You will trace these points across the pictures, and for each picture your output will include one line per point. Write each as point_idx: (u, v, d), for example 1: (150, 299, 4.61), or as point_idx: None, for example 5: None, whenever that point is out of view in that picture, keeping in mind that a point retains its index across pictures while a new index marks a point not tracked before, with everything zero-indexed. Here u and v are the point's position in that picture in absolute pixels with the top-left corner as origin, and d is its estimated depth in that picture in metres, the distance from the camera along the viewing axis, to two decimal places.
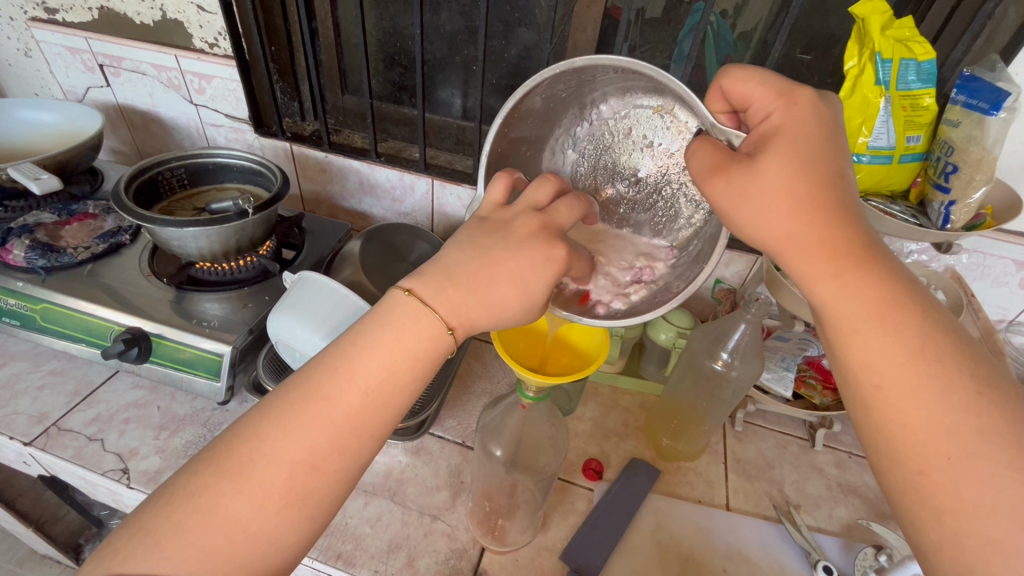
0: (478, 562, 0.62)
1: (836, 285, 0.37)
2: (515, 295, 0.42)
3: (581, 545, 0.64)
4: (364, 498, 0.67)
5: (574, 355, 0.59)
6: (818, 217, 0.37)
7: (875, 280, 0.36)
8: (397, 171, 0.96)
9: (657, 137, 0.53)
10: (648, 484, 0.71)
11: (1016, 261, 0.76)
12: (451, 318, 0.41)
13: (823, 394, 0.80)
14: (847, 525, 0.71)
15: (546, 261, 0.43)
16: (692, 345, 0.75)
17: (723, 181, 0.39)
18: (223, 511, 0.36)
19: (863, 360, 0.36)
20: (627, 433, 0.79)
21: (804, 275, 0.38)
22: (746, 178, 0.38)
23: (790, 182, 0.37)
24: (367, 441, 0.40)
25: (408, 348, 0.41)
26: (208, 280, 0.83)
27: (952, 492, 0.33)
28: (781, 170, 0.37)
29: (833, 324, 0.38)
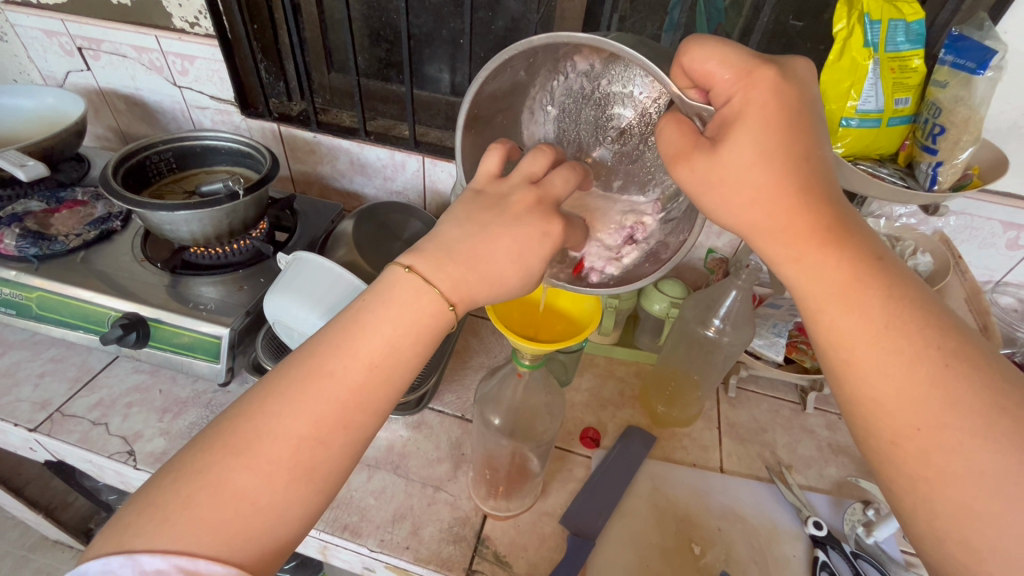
0: (481, 529, 0.64)
1: (800, 267, 0.38)
2: (513, 269, 0.43)
3: (579, 510, 0.66)
4: (367, 472, 0.68)
5: (567, 323, 0.59)
6: (778, 202, 0.38)
7: (840, 259, 0.37)
8: (387, 149, 0.95)
9: (636, 87, 0.52)
10: (644, 450, 0.73)
11: (1003, 222, 0.77)
12: (451, 292, 0.42)
13: (814, 358, 0.81)
14: (837, 483, 0.73)
15: (541, 233, 0.43)
16: (684, 314, 0.76)
17: (688, 170, 0.40)
18: (232, 486, 0.36)
19: (831, 337, 0.38)
20: (623, 402, 0.81)
21: (773, 257, 0.40)
22: (709, 167, 0.39)
23: (751, 171, 0.38)
24: (371, 414, 0.41)
25: (407, 322, 0.41)
26: (203, 264, 0.83)
27: (924, 460, 0.34)
28: (741, 157, 0.38)
29: (808, 304, 0.39)
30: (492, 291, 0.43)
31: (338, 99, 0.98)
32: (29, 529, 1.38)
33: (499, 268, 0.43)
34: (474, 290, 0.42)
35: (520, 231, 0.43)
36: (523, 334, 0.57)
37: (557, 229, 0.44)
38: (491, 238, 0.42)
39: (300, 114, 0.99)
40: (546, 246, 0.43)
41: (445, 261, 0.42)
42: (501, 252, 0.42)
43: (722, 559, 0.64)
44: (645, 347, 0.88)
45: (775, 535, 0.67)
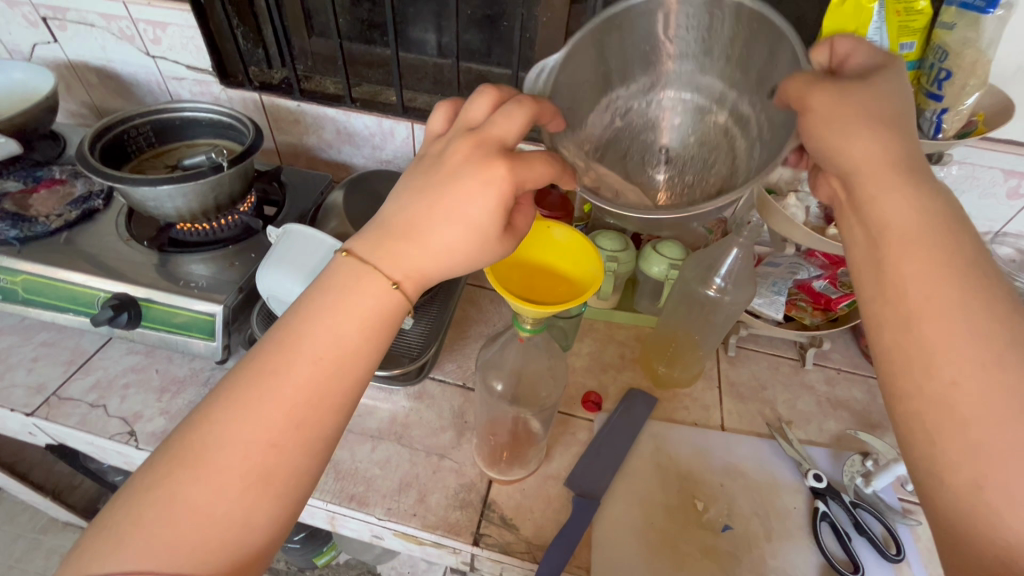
0: (487, 494, 0.65)
1: (898, 201, 0.37)
2: (459, 234, 0.41)
3: (584, 472, 0.67)
4: (371, 443, 0.69)
5: (563, 278, 0.58)
6: (891, 141, 0.39)
7: (935, 204, 0.37)
8: (375, 116, 0.92)
9: (699, 136, 0.53)
10: (646, 412, 0.74)
11: (1004, 170, 0.76)
12: (391, 270, 0.40)
13: (812, 315, 0.82)
14: (837, 436, 0.74)
15: (478, 187, 0.40)
16: (685, 275, 0.75)
17: (821, 89, 0.41)
18: (183, 500, 0.34)
19: (909, 270, 0.36)
20: (624, 365, 0.81)
21: (868, 191, 0.39)
22: (846, 95, 0.40)
23: (879, 108, 0.40)
24: (329, 412, 0.38)
25: (354, 313, 0.39)
26: (191, 241, 0.80)
27: (981, 401, 0.32)
28: (874, 96, 0.40)
29: (888, 243, 0.37)
30: (445, 258, 0.41)
31: (321, 65, 0.94)
32: (39, 512, 1.39)
33: (445, 232, 0.40)
34: (423, 259, 0.41)
35: (461, 190, 0.40)
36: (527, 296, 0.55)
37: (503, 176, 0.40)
38: (432, 199, 0.41)
39: (282, 82, 0.95)
40: (496, 203, 0.40)
41: (385, 236, 0.41)
42: (440, 215, 0.40)
43: (725, 514, 0.65)
44: (645, 310, 0.86)
45: (776, 488, 0.68)
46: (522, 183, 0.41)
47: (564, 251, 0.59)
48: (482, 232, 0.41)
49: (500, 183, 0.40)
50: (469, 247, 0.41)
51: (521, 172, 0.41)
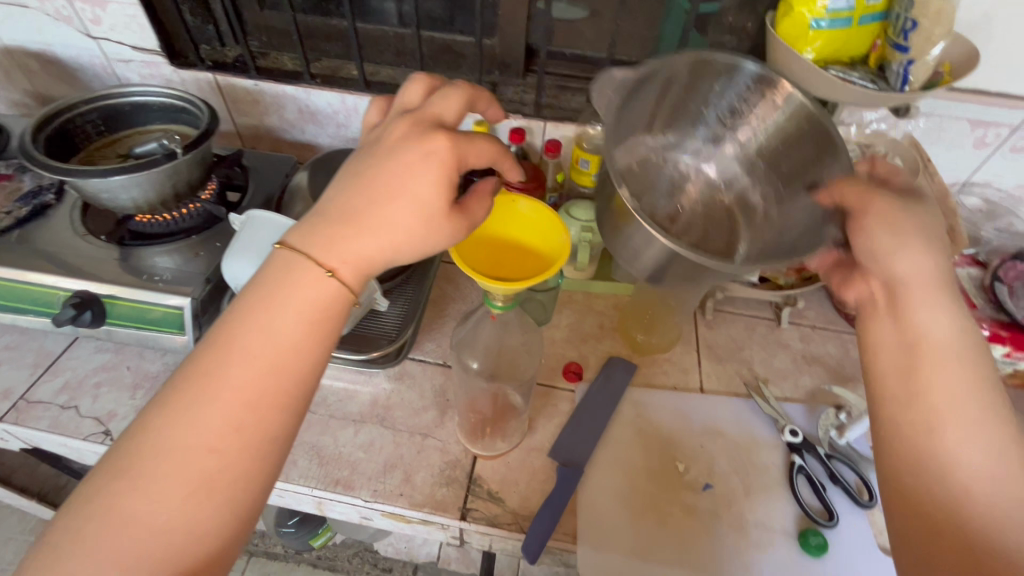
0: (472, 470, 0.65)
1: (933, 320, 0.43)
2: (404, 212, 0.38)
3: (567, 442, 0.68)
4: (354, 427, 0.68)
5: (529, 253, 0.57)
6: (935, 267, 0.45)
7: (962, 328, 0.42)
8: (336, 92, 0.89)
9: (707, 197, 0.72)
10: (626, 378, 0.75)
11: (971, 120, 0.76)
12: (326, 258, 0.38)
13: (787, 275, 0.83)
14: (812, 392, 0.76)
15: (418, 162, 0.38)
16: None
17: (876, 212, 0.49)
18: (121, 513, 0.32)
19: (939, 376, 0.41)
20: (603, 334, 0.81)
21: (906, 305, 0.44)
22: (896, 221, 0.47)
23: (922, 236, 0.46)
24: (272, 410, 0.36)
25: (291, 305, 0.37)
26: (153, 233, 0.77)
27: (985, 502, 0.36)
28: (919, 224, 0.47)
29: (919, 349, 0.42)
30: (390, 243, 0.39)
31: (276, 40, 0.89)
32: (27, 515, 1.38)
33: (388, 213, 0.38)
34: (366, 244, 0.38)
35: (401, 167, 0.38)
36: (491, 274, 0.54)
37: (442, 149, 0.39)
38: (373, 179, 0.39)
39: (237, 60, 0.90)
40: (439, 180, 0.39)
41: (323, 222, 0.39)
42: (381, 195, 0.38)
43: (704, 474, 0.67)
44: (623, 278, 0.87)
45: (755, 446, 0.69)
46: (466, 156, 0.40)
47: (530, 224, 0.58)
48: (428, 212, 0.39)
49: (440, 157, 0.39)
50: (415, 229, 0.39)
51: (464, 148, 0.40)
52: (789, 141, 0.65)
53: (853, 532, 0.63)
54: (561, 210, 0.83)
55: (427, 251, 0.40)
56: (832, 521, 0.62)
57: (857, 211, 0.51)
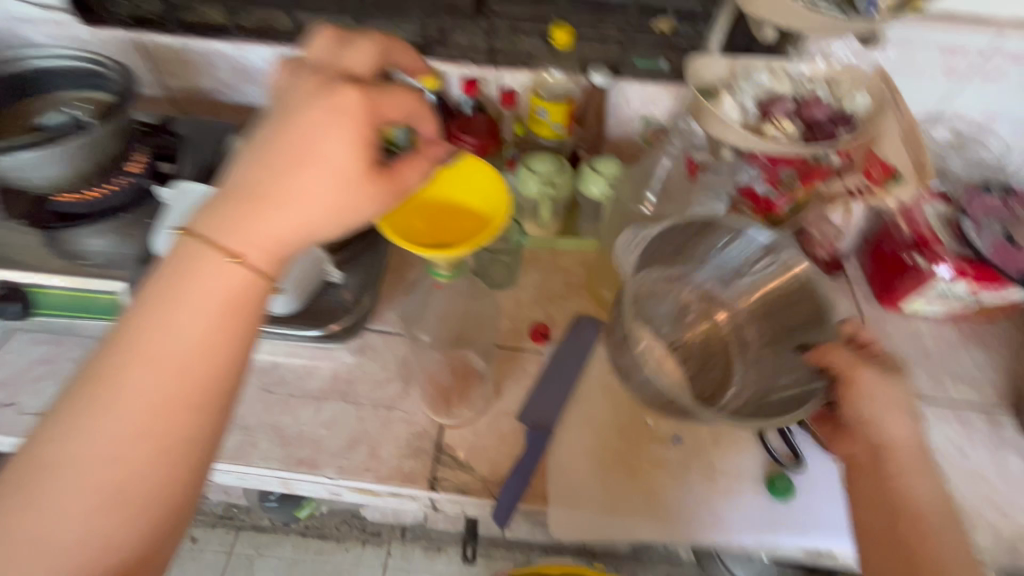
0: (439, 440, 0.64)
1: (912, 478, 0.47)
2: (316, 179, 0.36)
3: (536, 404, 0.67)
4: (315, 405, 0.66)
5: (470, 213, 0.56)
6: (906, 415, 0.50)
7: (928, 481, 0.47)
8: (271, 47, 0.81)
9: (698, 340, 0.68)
10: (595, 335, 0.73)
11: (941, 47, 0.73)
12: (231, 244, 0.36)
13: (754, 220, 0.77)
14: None
15: (329, 120, 0.37)
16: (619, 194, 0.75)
17: (868, 372, 0.52)
18: (22, 531, 0.31)
19: (925, 544, 0.44)
20: (570, 292, 0.79)
21: (890, 469, 0.48)
22: (879, 385, 0.51)
23: (900, 405, 0.51)
24: (183, 412, 0.34)
25: (194, 299, 0.35)
26: (78, 213, 0.68)
27: None
28: (897, 401, 0.51)
29: (900, 534, 0.45)
30: (310, 215, 0.37)
31: None
32: None
33: (305, 182, 0.36)
34: (285, 219, 0.36)
35: (310, 129, 0.37)
36: (428, 239, 0.52)
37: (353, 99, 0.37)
38: (283, 146, 0.37)
39: None
40: (354, 136, 0.37)
41: (230, 202, 0.37)
42: (293, 164, 0.36)
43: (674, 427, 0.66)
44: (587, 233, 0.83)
45: None
46: (379, 108, 0.39)
47: (469, 181, 0.57)
48: (346, 174, 0.37)
49: (350, 112, 0.37)
50: (337, 196, 0.37)
51: (379, 100, 0.39)
52: (784, 301, 0.64)
53: (821, 474, 0.64)
54: (521, 163, 0.77)
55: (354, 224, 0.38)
56: (800, 465, 0.63)
57: (845, 378, 0.52)
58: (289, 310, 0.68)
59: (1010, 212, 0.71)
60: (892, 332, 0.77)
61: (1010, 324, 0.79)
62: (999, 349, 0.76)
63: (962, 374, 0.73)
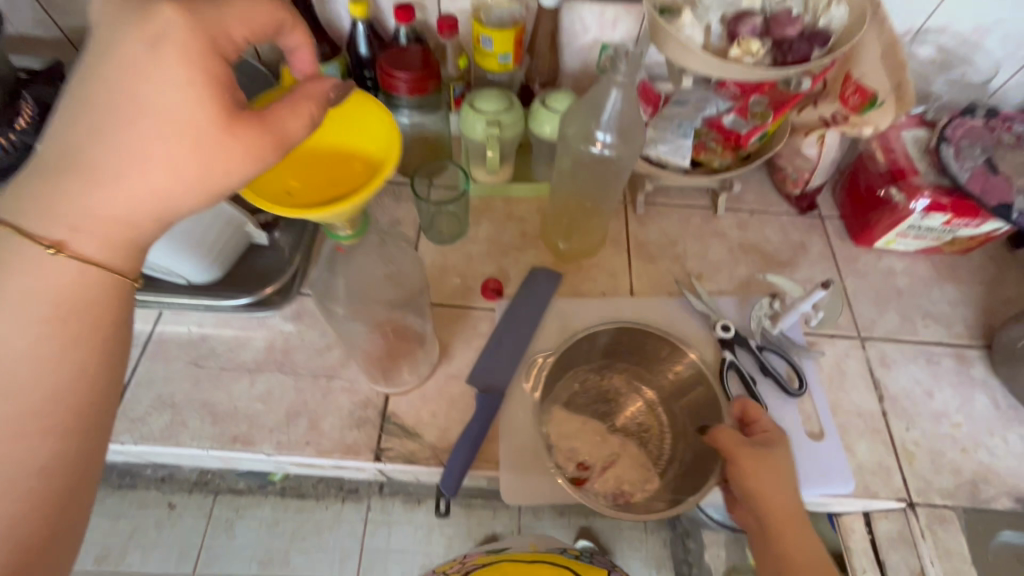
0: (385, 408, 0.60)
1: (795, 541, 0.49)
2: (147, 133, 0.31)
3: (486, 366, 0.63)
4: (248, 378, 0.61)
5: (360, 156, 0.52)
6: (783, 480, 0.51)
7: (808, 541, 0.49)
8: None
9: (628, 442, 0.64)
10: (550, 288, 0.69)
11: None
12: (53, 230, 0.32)
13: (721, 156, 0.73)
14: (746, 282, 0.71)
15: (150, 58, 0.31)
16: (565, 132, 0.60)
17: (749, 459, 0.51)
18: None
19: None
20: (525, 243, 0.73)
21: (780, 540, 0.49)
22: (761, 461, 0.51)
23: (779, 477, 0.51)
24: (34, 436, 0.31)
25: (17, 309, 0.31)
26: None
27: None
28: (778, 469, 0.51)
29: None
30: (149, 178, 0.32)
31: None
32: None
33: (133, 138, 0.31)
34: (119, 186, 0.31)
35: (130, 72, 0.31)
36: (308, 198, 0.48)
37: (175, 22, 0.31)
38: (100, 96, 0.31)
39: None
40: (185, 73, 0.31)
41: (47, 175, 0.31)
42: (115, 119, 0.31)
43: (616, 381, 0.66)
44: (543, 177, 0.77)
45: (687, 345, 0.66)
46: (220, 35, 0.33)
47: (354, 121, 0.54)
48: (181, 122, 0.31)
49: (173, 44, 0.31)
50: (177, 150, 0.31)
51: (214, 16, 0.32)
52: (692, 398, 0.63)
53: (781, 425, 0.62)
54: (465, 101, 0.69)
55: (212, 187, 0.33)
56: None
57: (727, 457, 0.52)
58: (206, 279, 0.63)
59: (992, 134, 0.66)
60: (863, 272, 0.73)
61: (986, 256, 0.75)
62: (973, 283, 0.73)
63: (934, 311, 0.70)
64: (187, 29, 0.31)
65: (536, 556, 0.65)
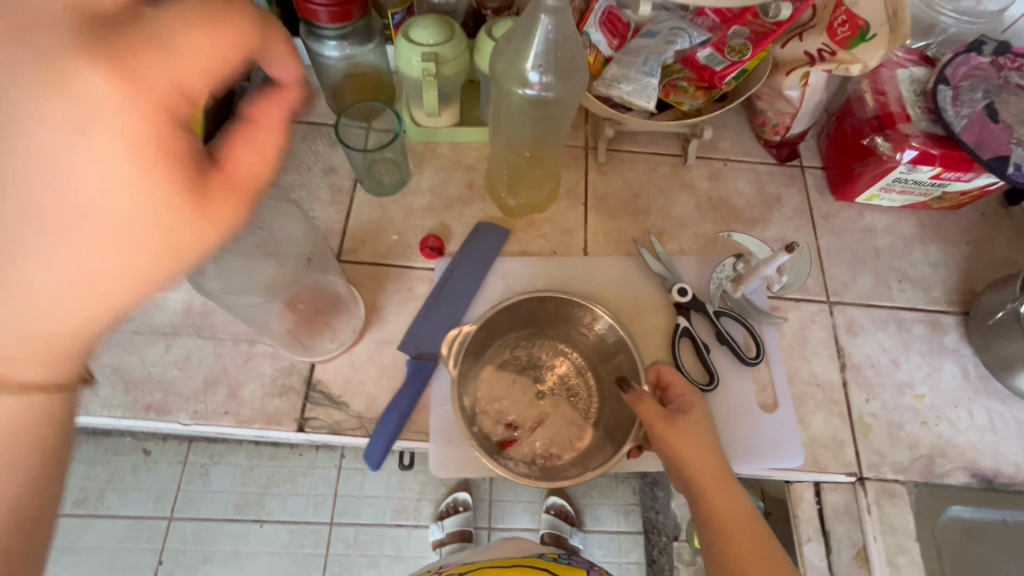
0: (310, 376, 0.57)
1: (724, 501, 0.47)
2: (75, 243, 0.21)
3: (420, 331, 0.58)
4: (164, 342, 0.57)
5: None
6: (700, 440, 0.49)
7: (733, 500, 0.47)
8: None
9: (563, 398, 0.57)
10: (495, 247, 0.63)
11: None
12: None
13: (694, 98, 0.64)
14: (711, 240, 0.66)
15: (77, 141, 0.20)
16: (495, 68, 0.52)
17: (667, 427, 0.48)
18: None
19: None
20: (472, 196, 0.67)
21: (710, 504, 0.47)
22: (679, 425, 0.49)
23: (699, 437, 0.49)
24: None
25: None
26: None
27: None
28: (696, 428, 0.49)
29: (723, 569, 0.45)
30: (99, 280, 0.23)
31: None
32: None
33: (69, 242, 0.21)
34: (53, 315, 0.22)
35: (36, 162, 0.19)
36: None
37: (115, 84, 0.20)
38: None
39: None
40: (139, 150, 0.21)
41: None
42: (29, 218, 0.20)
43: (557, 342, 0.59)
44: None
45: (639, 309, 0.61)
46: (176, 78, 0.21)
47: None
48: (138, 213, 0.22)
49: (117, 112, 0.20)
50: (141, 257, 0.23)
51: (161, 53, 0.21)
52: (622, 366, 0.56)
53: (732, 396, 0.58)
54: (399, 31, 0.61)
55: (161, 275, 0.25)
56: (712, 385, 0.56)
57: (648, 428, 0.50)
58: None
59: (999, 74, 0.58)
60: (841, 230, 0.67)
61: (977, 213, 0.69)
62: (959, 243, 0.67)
63: (912, 274, 0.65)
64: (132, 89, 0.20)
65: (514, 561, 0.61)
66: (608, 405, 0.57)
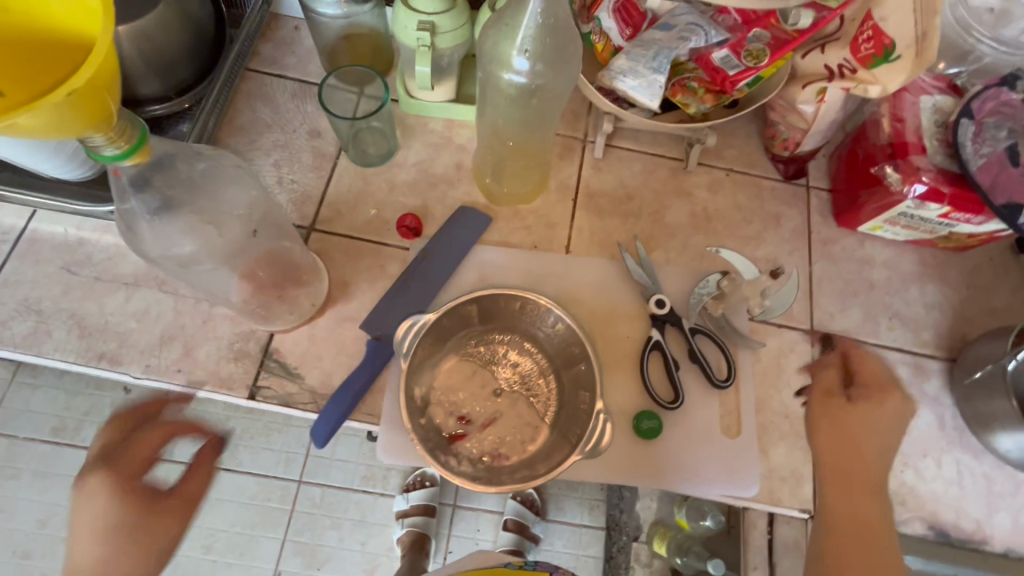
0: (267, 345, 0.55)
1: (858, 502, 0.44)
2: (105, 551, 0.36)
3: (384, 312, 0.57)
4: (124, 292, 0.56)
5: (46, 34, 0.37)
6: (860, 440, 0.45)
7: (873, 507, 0.44)
8: None
9: (520, 400, 0.56)
10: (474, 234, 0.61)
11: None
12: None
13: (702, 101, 0.60)
14: (700, 253, 0.63)
15: (92, 493, 0.37)
16: (483, 45, 0.50)
17: (821, 410, 0.47)
18: None
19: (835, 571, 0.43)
20: (458, 177, 0.64)
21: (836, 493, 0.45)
22: (845, 415, 0.46)
23: (870, 434, 0.45)
24: None
25: None
26: None
27: None
28: (873, 423, 0.45)
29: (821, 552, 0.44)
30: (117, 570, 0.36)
31: None
32: None
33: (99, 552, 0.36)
34: None
35: (85, 510, 0.37)
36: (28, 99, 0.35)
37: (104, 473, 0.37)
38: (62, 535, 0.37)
39: None
40: (117, 494, 0.37)
41: None
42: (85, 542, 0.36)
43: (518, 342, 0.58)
44: None
45: (614, 315, 0.59)
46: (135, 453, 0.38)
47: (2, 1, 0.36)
48: (127, 526, 0.37)
49: (105, 480, 0.37)
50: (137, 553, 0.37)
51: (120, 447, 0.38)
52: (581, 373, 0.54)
53: (697, 416, 0.56)
54: None
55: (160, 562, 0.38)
56: (675, 404, 0.55)
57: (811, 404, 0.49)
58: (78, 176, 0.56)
59: None
60: (838, 258, 0.64)
61: (984, 257, 0.65)
62: (959, 286, 0.64)
63: (904, 313, 0.62)
64: (115, 465, 0.38)
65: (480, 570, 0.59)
66: (565, 410, 0.55)
